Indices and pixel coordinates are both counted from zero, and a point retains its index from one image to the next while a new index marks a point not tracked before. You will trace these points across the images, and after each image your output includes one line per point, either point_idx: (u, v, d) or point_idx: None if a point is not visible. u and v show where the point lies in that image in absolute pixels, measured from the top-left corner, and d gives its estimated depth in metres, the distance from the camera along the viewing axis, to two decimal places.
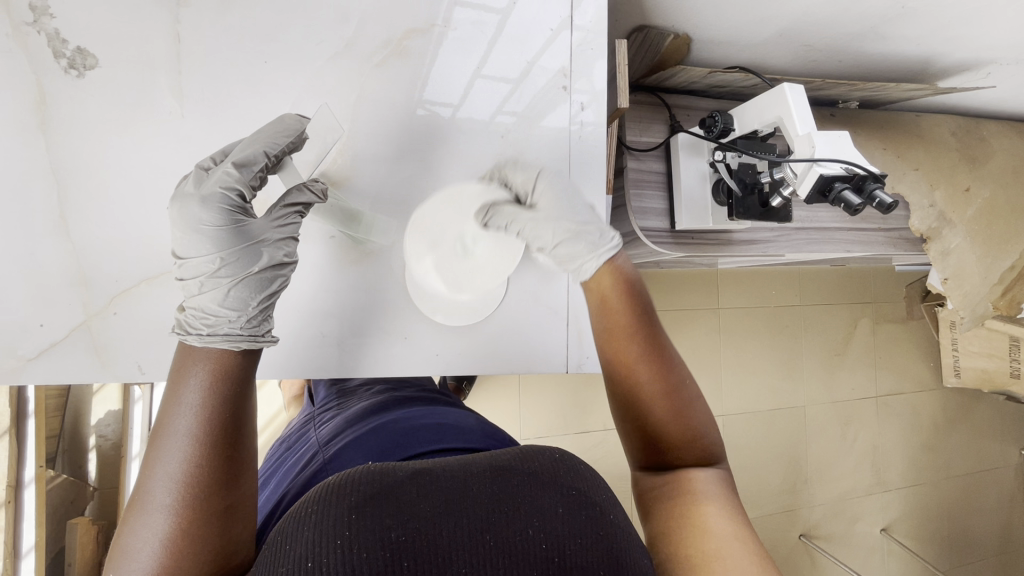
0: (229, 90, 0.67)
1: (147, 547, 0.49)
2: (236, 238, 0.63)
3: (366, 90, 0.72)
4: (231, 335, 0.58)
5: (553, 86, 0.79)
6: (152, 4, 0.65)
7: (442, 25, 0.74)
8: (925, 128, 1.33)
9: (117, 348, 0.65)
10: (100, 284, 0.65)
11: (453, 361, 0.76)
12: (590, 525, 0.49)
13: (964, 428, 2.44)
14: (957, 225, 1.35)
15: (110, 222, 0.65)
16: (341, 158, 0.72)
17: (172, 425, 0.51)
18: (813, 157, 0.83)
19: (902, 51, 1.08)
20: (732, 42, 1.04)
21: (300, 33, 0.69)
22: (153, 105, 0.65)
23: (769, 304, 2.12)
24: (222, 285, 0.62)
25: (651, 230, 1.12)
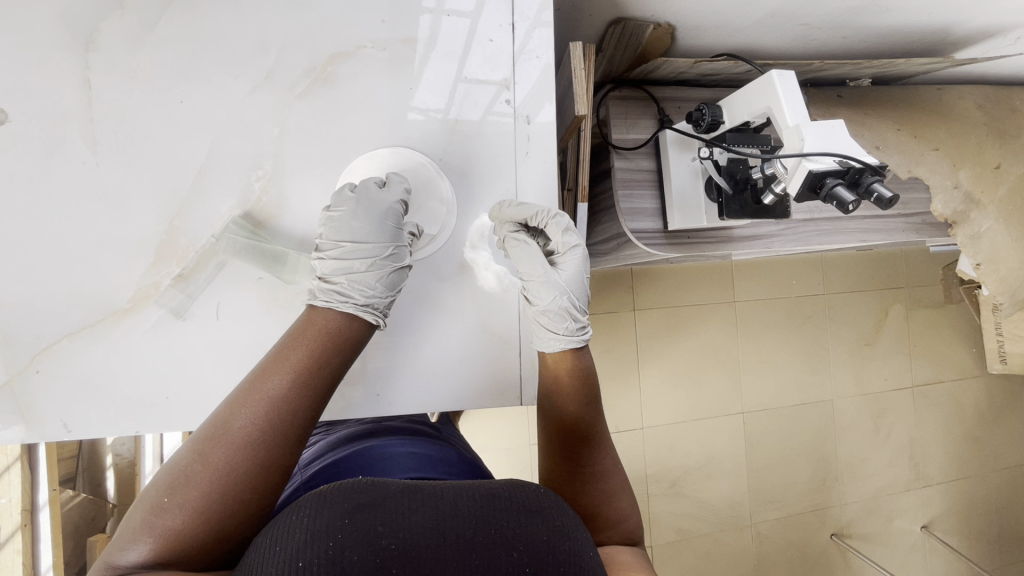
0: (153, 132, 0.63)
1: (204, 473, 0.50)
2: (383, 238, 0.63)
3: (289, 124, 0.65)
4: (371, 311, 0.60)
5: (504, 116, 0.72)
6: (58, 50, 0.60)
7: (374, 46, 0.67)
8: (945, 103, 1.22)
9: (40, 407, 0.62)
10: (21, 340, 0.61)
11: (398, 404, 0.69)
12: (572, 561, 0.46)
13: (1013, 417, 2.28)
14: (987, 207, 1.24)
15: (23, 278, 0.61)
16: (267, 195, 0.66)
17: (270, 380, 0.53)
18: (802, 152, 0.76)
19: (913, 22, 0.99)
20: (718, 26, 0.97)
21: (222, 65, 0.64)
22: (65, 154, 0.61)
23: (789, 294, 2.01)
24: (367, 268, 0.62)
25: (639, 230, 1.07)
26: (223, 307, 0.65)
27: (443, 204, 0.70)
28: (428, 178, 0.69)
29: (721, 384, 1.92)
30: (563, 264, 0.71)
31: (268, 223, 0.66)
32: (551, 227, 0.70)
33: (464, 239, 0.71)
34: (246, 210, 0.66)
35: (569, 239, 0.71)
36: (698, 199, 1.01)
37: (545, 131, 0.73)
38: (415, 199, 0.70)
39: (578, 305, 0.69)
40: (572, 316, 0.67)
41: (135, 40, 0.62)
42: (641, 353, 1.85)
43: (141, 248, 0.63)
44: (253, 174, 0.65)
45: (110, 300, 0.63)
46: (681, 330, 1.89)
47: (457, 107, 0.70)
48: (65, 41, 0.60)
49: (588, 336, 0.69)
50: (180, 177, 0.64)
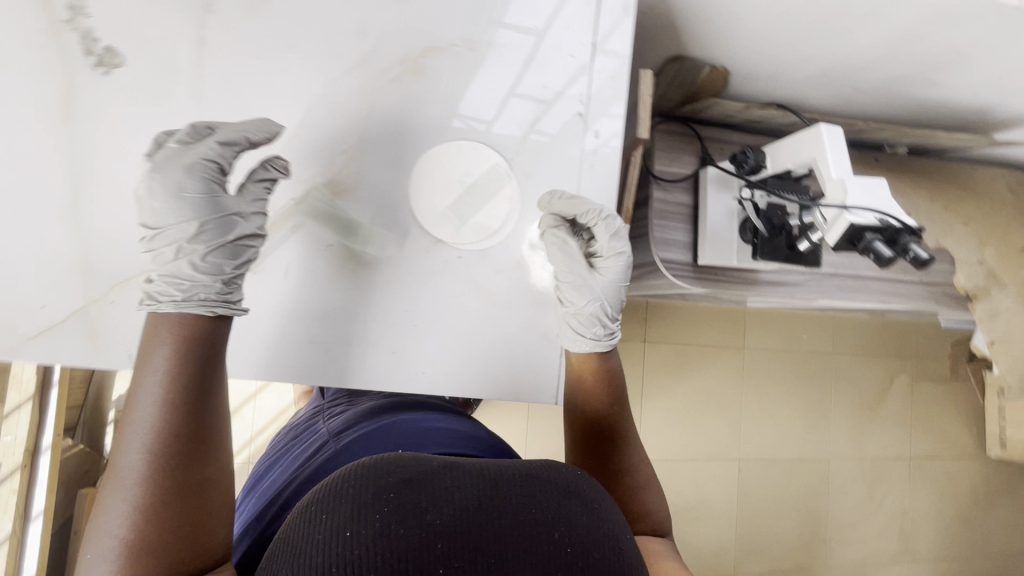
0: (249, 95, 0.63)
1: (116, 511, 0.50)
2: (197, 208, 0.58)
3: (377, 104, 0.66)
4: (197, 296, 0.57)
5: (575, 128, 0.73)
6: (181, 7, 0.60)
7: (463, 45, 0.69)
8: (978, 181, 1.26)
9: (109, 339, 0.59)
10: (101, 273, 0.59)
11: (436, 382, 0.69)
12: (614, 547, 0.45)
13: (1007, 504, 2.26)
14: (1007, 287, 1.26)
15: (114, 218, 0.59)
16: (349, 166, 0.66)
17: (137, 402, 0.53)
18: (846, 204, 0.78)
19: (958, 98, 1.03)
20: (772, 76, 1.01)
21: (321, 41, 0.64)
22: (170, 106, 0.61)
23: (798, 348, 2.02)
24: (188, 244, 0.58)
25: (669, 261, 1.08)
26: (291, 268, 0.66)
27: (507, 200, 0.72)
28: (500, 174, 0.71)
29: (720, 428, 1.91)
30: (603, 266, 0.73)
31: (343, 197, 0.66)
32: (601, 228, 0.71)
33: (524, 236, 0.73)
34: (331, 176, 0.66)
35: (614, 244, 0.72)
36: (731, 237, 1.03)
37: (612, 152, 0.75)
38: (484, 193, 0.71)
39: (609, 311, 0.72)
40: (602, 321, 0.71)
41: (249, 6, 0.62)
42: (645, 385, 1.85)
43: None
44: (336, 149, 0.66)
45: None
46: (688, 369, 1.89)
47: (501, 120, 0.71)
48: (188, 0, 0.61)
49: (610, 342, 0.72)
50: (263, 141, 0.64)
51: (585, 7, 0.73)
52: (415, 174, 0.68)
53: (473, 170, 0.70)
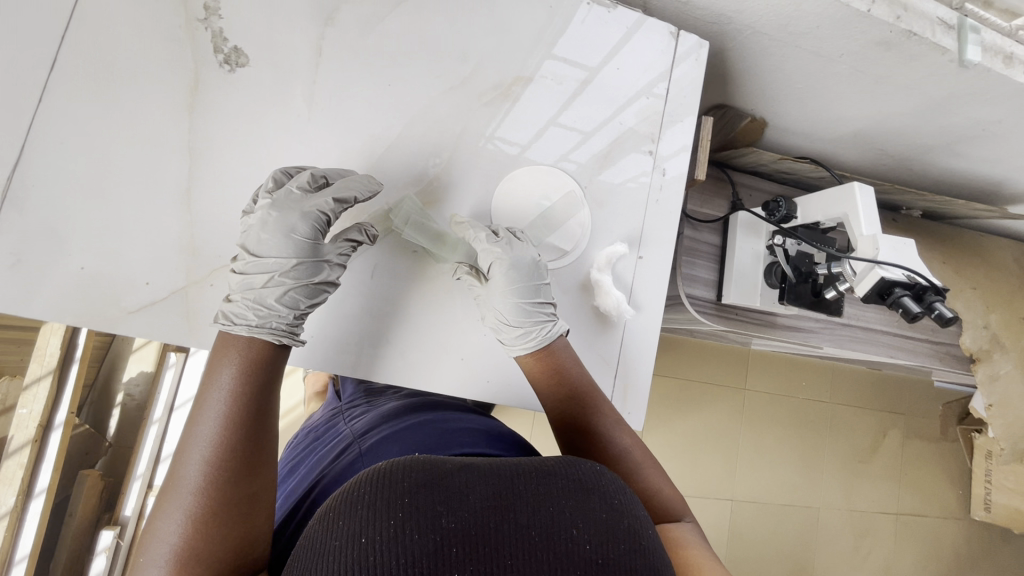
0: (358, 102, 0.64)
1: (172, 520, 0.49)
2: (294, 245, 0.60)
3: (471, 125, 0.68)
4: (275, 326, 0.58)
5: (643, 164, 0.74)
6: (302, 16, 0.62)
7: (551, 78, 0.71)
8: (987, 249, 1.32)
9: (208, 316, 0.61)
10: (206, 255, 0.61)
11: (501, 389, 0.71)
12: (631, 540, 0.43)
13: (988, 568, 2.28)
14: (1009, 352, 1.31)
15: (217, 207, 0.61)
16: (439, 179, 0.68)
17: (202, 412, 0.53)
18: (876, 259, 0.83)
19: (977, 169, 1.10)
20: (806, 133, 1.08)
21: (422, 60, 0.66)
22: (283, 100, 0.62)
23: (796, 395, 2.07)
24: (277, 275, 0.59)
25: (695, 298, 1.11)
26: (379, 268, 0.67)
27: (579, 225, 0.72)
28: (574, 200, 0.72)
29: (716, 467, 1.93)
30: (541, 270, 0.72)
31: (434, 206, 0.68)
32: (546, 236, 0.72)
33: (591, 260, 0.72)
34: (422, 188, 0.67)
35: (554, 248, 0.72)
36: (756, 280, 1.07)
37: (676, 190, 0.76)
38: (557, 218, 0.72)
39: (510, 316, 0.65)
40: (503, 328, 0.66)
41: (366, 22, 0.64)
42: (647, 417, 1.87)
43: None
44: (432, 161, 0.67)
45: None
46: (690, 405, 1.92)
47: (536, 146, 0.71)
48: (310, 13, 0.62)
49: (530, 346, 0.66)
50: (369, 141, 0.65)
51: (641, 49, 0.74)
52: (499, 192, 0.70)
53: (552, 194, 0.72)
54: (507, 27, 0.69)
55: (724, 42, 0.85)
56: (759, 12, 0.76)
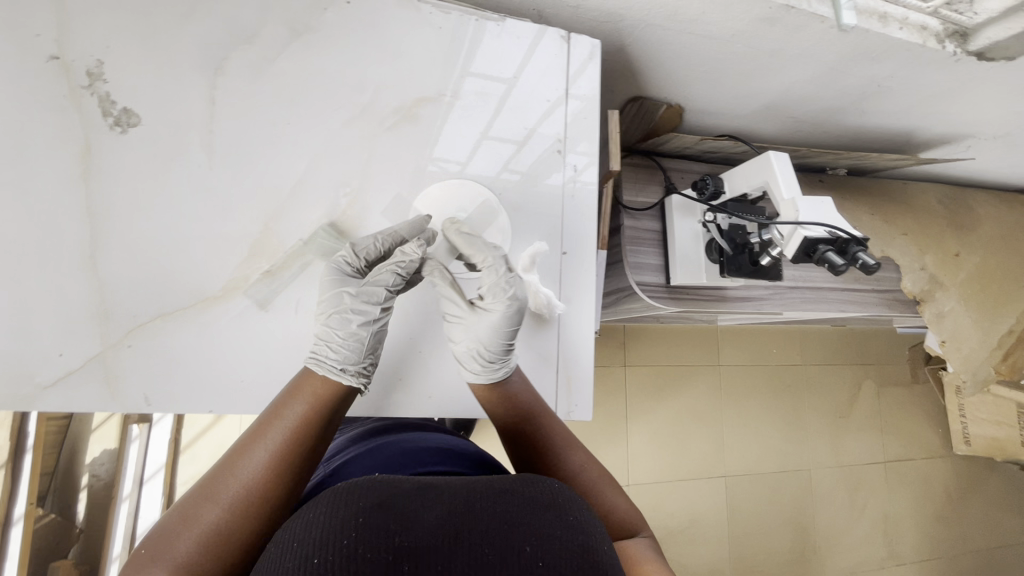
0: (262, 146, 0.59)
1: (196, 530, 0.47)
2: (345, 289, 0.59)
3: (375, 154, 0.62)
4: (323, 361, 0.56)
5: (553, 162, 0.70)
6: (187, 65, 0.57)
7: (451, 94, 0.65)
8: (911, 195, 1.39)
9: (128, 380, 0.55)
10: (119, 317, 0.55)
11: (445, 405, 0.68)
12: (586, 557, 0.41)
13: (980, 499, 2.35)
14: (950, 289, 1.37)
15: (127, 269, 0.55)
16: (352, 207, 0.61)
17: (267, 431, 0.52)
18: (798, 220, 0.87)
19: (884, 122, 1.16)
20: (721, 112, 1.13)
21: (321, 94, 0.60)
22: (184, 158, 0.57)
23: (769, 362, 2.11)
24: (330, 316, 0.58)
25: (646, 284, 1.14)
26: (304, 305, 0.60)
27: (497, 231, 0.67)
28: (488, 207, 0.67)
29: (704, 446, 1.95)
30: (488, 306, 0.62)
31: (350, 233, 0.62)
32: (488, 270, 0.62)
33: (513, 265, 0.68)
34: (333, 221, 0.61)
35: (499, 282, 0.62)
36: (698, 258, 1.10)
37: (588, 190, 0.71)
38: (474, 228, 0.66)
39: (493, 350, 0.61)
40: (481, 358, 0.61)
41: (257, 66, 0.58)
42: (629, 410, 1.89)
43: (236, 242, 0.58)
44: (341, 191, 0.61)
45: (204, 285, 0.57)
46: (669, 391, 1.95)
47: (475, 163, 0.67)
48: (197, 64, 0.57)
49: (488, 378, 0.62)
50: (273, 187, 0.59)
51: (556, 55, 0.71)
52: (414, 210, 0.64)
53: (468, 204, 0.66)
54: (401, 53, 0.63)
55: (623, 38, 0.88)
56: (646, 6, 0.79)
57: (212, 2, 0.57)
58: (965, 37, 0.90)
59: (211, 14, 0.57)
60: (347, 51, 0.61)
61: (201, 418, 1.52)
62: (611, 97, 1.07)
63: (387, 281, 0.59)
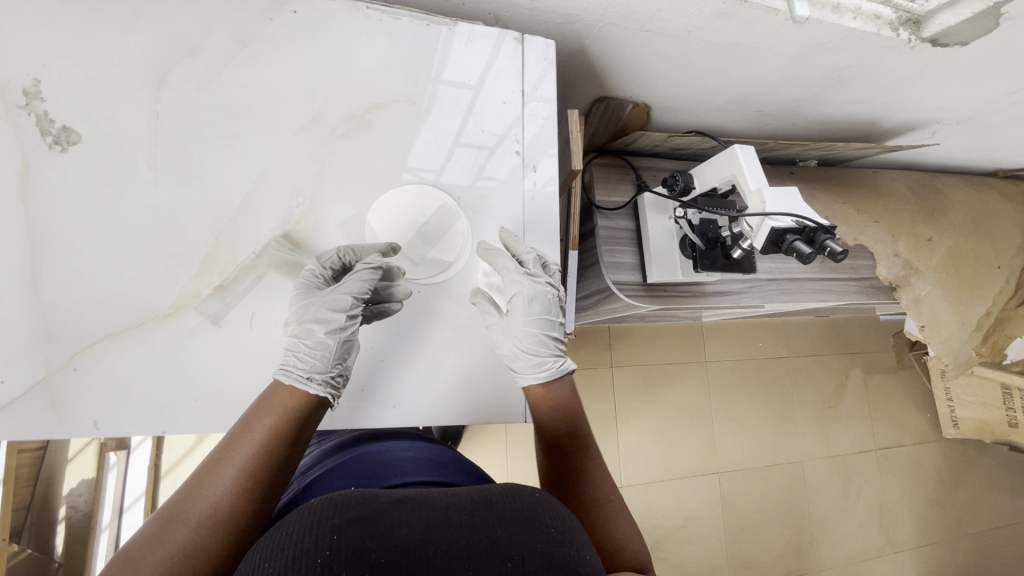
0: (211, 160, 0.58)
1: (162, 552, 0.45)
2: (312, 299, 0.58)
3: (330, 162, 0.61)
4: (290, 370, 0.55)
5: (514, 167, 0.69)
6: (129, 80, 0.56)
7: (421, 102, 0.65)
8: (881, 183, 1.41)
9: (76, 403, 0.53)
10: (64, 338, 0.53)
11: (412, 414, 0.63)
12: (566, 570, 0.39)
13: (972, 482, 2.36)
14: (925, 274, 1.38)
15: (72, 290, 0.54)
16: (306, 219, 0.61)
17: (237, 445, 0.50)
18: (766, 212, 0.87)
19: (849, 111, 1.18)
20: (687, 108, 1.14)
21: (268, 105, 0.60)
22: (128, 174, 0.56)
23: (756, 356, 2.12)
24: (297, 327, 0.58)
25: (622, 283, 1.14)
26: (259, 318, 0.59)
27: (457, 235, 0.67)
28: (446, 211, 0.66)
29: (696, 444, 1.95)
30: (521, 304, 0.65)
31: (305, 244, 0.61)
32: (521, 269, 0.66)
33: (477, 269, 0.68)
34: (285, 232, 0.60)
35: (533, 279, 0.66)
36: (673, 254, 1.10)
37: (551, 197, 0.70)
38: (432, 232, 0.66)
39: (537, 344, 0.65)
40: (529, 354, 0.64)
41: (202, 77, 0.58)
42: (618, 411, 1.88)
43: (186, 258, 0.57)
44: (294, 202, 0.60)
45: (152, 302, 0.56)
46: (657, 389, 1.94)
47: (448, 173, 0.66)
48: (138, 78, 0.56)
49: (542, 375, 0.64)
50: (222, 201, 0.58)
51: (512, 56, 0.70)
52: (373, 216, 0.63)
53: (425, 211, 0.65)
54: (351, 60, 0.63)
55: (582, 39, 0.88)
56: (602, 6, 0.79)
57: (154, 16, 0.57)
58: (919, 24, 0.92)
59: (152, 28, 0.56)
60: (296, 60, 0.61)
61: (181, 442, 1.51)
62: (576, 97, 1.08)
63: (353, 288, 0.59)
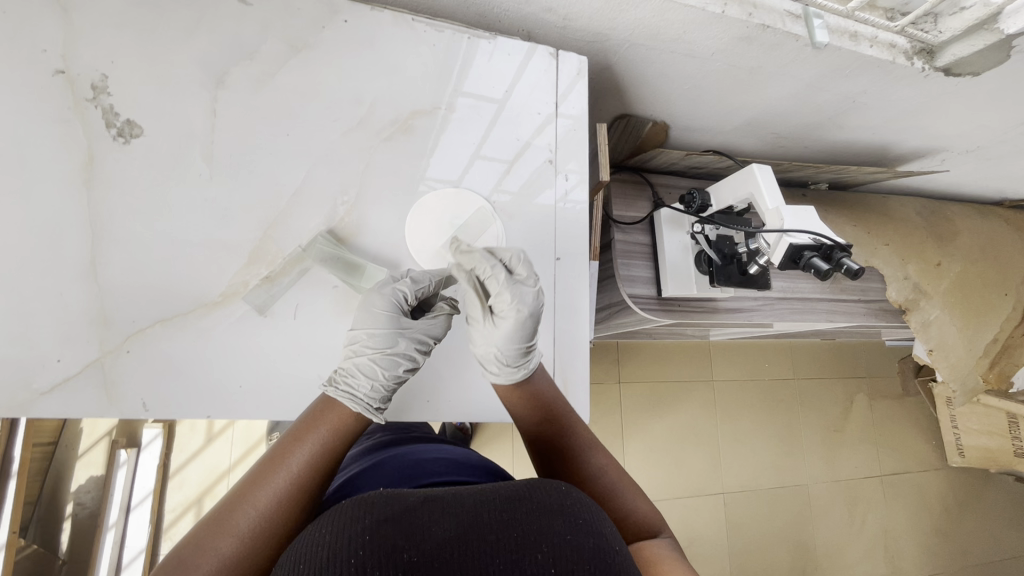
0: (264, 156, 0.60)
1: (212, 558, 0.47)
2: (401, 331, 0.59)
3: (374, 164, 0.64)
4: (356, 396, 0.56)
5: (545, 173, 0.71)
6: (190, 78, 0.58)
7: (448, 108, 0.68)
8: (890, 207, 1.44)
9: (126, 386, 0.55)
10: (118, 321, 0.55)
11: (442, 410, 0.67)
12: (600, 561, 0.40)
13: (977, 511, 2.34)
14: (934, 298, 1.40)
15: (127, 277, 0.56)
16: (350, 216, 0.63)
17: (286, 457, 0.52)
18: (783, 229, 0.89)
19: (862, 136, 1.21)
20: (705, 128, 1.17)
21: (319, 107, 0.62)
22: (185, 167, 0.58)
23: (762, 377, 2.13)
24: (382, 355, 0.58)
25: (638, 297, 1.15)
26: (303, 310, 0.60)
27: (490, 236, 0.67)
28: (481, 214, 0.67)
29: (701, 462, 1.94)
30: (499, 310, 0.60)
31: (349, 241, 0.62)
32: (494, 276, 0.59)
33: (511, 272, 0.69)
34: (330, 228, 0.62)
35: (508, 285, 0.59)
36: (688, 270, 1.12)
37: (578, 207, 0.72)
38: (470, 232, 0.67)
39: (507, 354, 0.60)
40: (495, 361, 0.60)
41: (257, 79, 0.60)
42: (624, 427, 1.88)
43: (235, 249, 0.59)
44: (339, 200, 0.62)
45: (203, 290, 0.57)
46: (663, 407, 1.95)
47: (471, 179, 0.68)
48: (198, 79, 0.59)
49: (515, 378, 0.61)
50: (271, 195, 0.60)
51: (545, 70, 0.73)
52: (410, 218, 0.65)
53: (461, 214, 0.67)
54: (396, 68, 0.65)
55: (609, 57, 0.92)
56: (632, 26, 0.83)
57: (217, 20, 0.60)
58: (932, 54, 0.95)
59: (214, 31, 0.59)
60: (345, 66, 0.64)
61: (191, 442, 1.52)
62: (599, 114, 1.11)
63: (438, 331, 0.62)
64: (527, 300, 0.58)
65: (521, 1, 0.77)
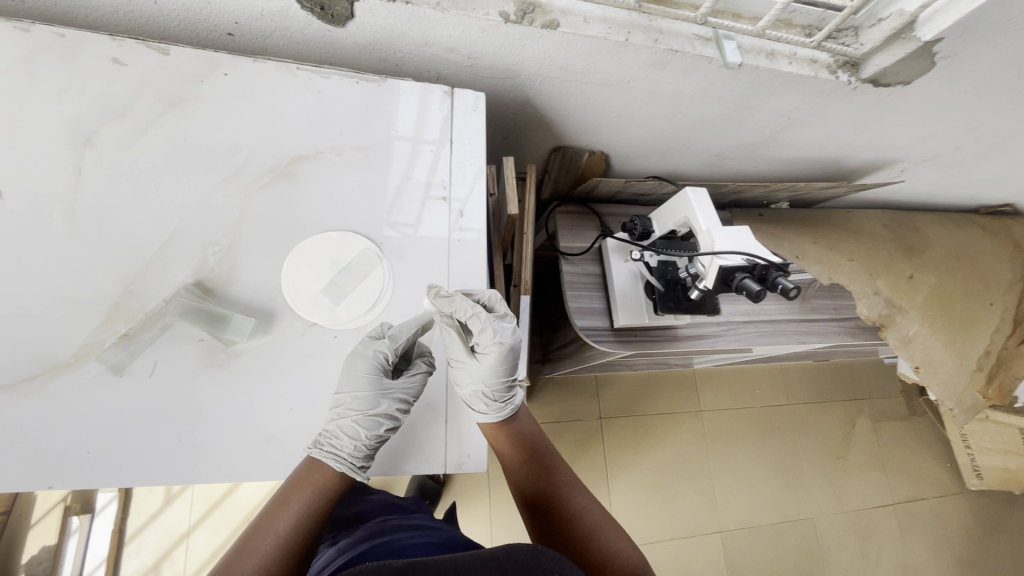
0: (129, 211, 0.61)
1: None
2: (382, 393, 0.61)
3: (250, 211, 0.64)
4: (340, 457, 0.57)
5: (438, 210, 0.69)
6: (55, 140, 0.59)
7: (330, 151, 0.67)
8: (852, 222, 1.41)
9: None
10: None
11: None
12: None
13: (1006, 537, 2.17)
14: (910, 313, 1.33)
15: None
16: (221, 265, 0.62)
17: (275, 520, 0.50)
18: (715, 250, 0.86)
19: (807, 152, 1.19)
20: (642, 155, 1.17)
21: (192, 160, 0.63)
22: (44, 227, 0.58)
23: (755, 404, 2.04)
24: (364, 416, 0.59)
25: (589, 328, 1.11)
26: (162, 365, 0.59)
27: (370, 277, 0.66)
28: (365, 255, 0.66)
29: (694, 500, 1.84)
30: (484, 352, 0.64)
31: (216, 291, 0.61)
32: (477, 319, 0.62)
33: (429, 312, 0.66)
34: (199, 278, 0.61)
35: (494, 326, 0.63)
36: (638, 297, 1.08)
37: (474, 240, 0.69)
38: (353, 272, 0.65)
39: (495, 390, 0.64)
40: (484, 399, 0.64)
41: (125, 137, 0.62)
42: (610, 467, 1.80)
43: (93, 305, 0.58)
44: (210, 249, 0.62)
45: (56, 349, 0.57)
46: (649, 442, 1.86)
47: (356, 219, 0.67)
48: (62, 141, 0.60)
49: (501, 414, 0.65)
50: (135, 250, 0.60)
51: (437, 109, 0.72)
52: (287, 261, 0.64)
53: (343, 256, 0.65)
54: (275, 116, 0.66)
55: (522, 92, 0.92)
56: (533, 61, 0.83)
57: (85, 82, 0.61)
58: (856, 67, 0.93)
59: (82, 93, 0.61)
60: (221, 118, 0.64)
61: (149, 505, 1.48)
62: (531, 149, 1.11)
63: (419, 389, 0.64)
64: (510, 337, 0.64)
65: (421, 43, 0.77)
